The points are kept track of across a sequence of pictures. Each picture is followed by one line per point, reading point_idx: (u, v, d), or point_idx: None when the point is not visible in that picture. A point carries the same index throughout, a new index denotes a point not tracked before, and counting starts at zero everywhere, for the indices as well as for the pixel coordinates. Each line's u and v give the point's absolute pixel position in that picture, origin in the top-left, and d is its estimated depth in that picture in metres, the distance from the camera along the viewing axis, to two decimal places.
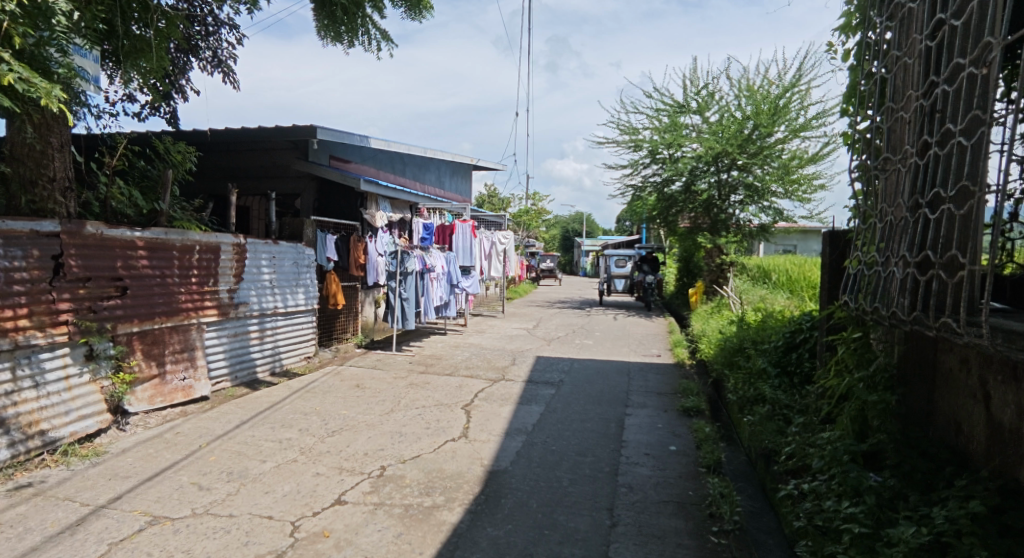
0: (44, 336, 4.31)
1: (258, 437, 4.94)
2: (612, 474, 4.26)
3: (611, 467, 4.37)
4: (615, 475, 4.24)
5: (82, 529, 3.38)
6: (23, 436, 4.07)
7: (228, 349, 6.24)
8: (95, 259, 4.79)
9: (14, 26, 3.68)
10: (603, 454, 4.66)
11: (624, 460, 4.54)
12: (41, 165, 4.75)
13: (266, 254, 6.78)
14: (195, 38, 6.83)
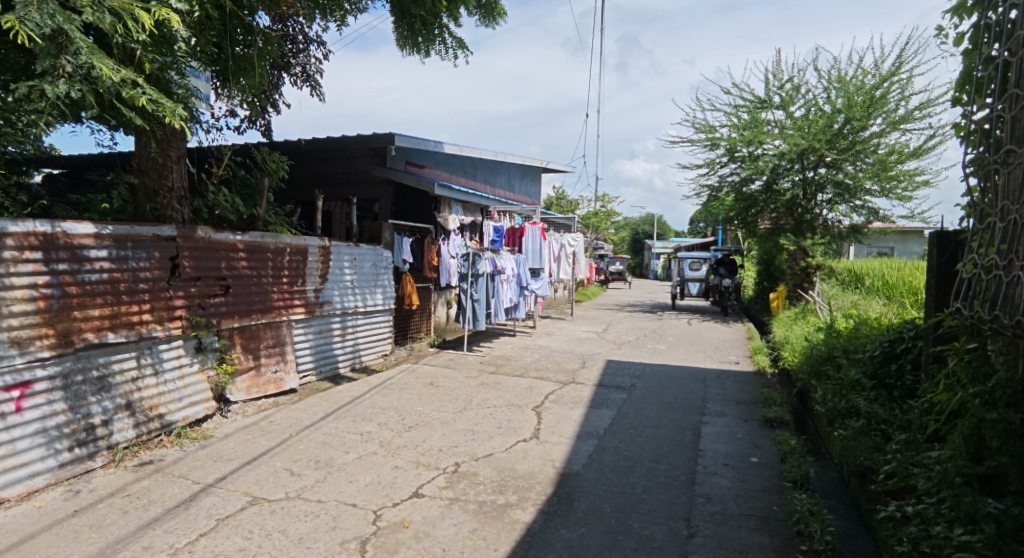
0: (163, 329, 4.79)
1: (342, 429, 5.24)
2: (689, 483, 4.17)
3: (687, 476, 4.29)
4: (692, 485, 4.15)
5: (194, 505, 3.74)
6: (145, 418, 4.56)
7: (314, 345, 6.64)
8: (204, 260, 5.25)
9: (145, 53, 4.19)
10: (678, 462, 4.57)
11: (701, 470, 4.42)
12: (162, 176, 5.29)
13: (348, 256, 7.15)
14: (288, 55, 7.32)
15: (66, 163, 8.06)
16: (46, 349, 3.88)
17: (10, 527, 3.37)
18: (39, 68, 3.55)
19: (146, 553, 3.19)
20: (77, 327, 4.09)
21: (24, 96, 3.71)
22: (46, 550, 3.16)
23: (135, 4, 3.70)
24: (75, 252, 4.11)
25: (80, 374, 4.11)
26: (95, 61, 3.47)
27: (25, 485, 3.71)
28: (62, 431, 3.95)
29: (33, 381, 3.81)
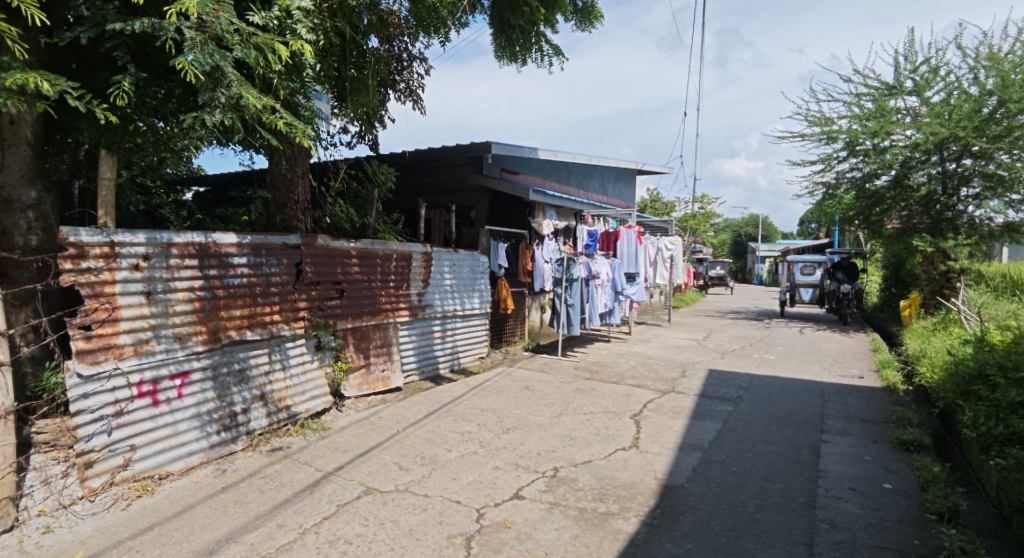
0: (289, 328, 5.25)
1: (443, 427, 5.47)
2: (809, 506, 3.92)
3: (807, 498, 4.03)
4: (813, 508, 3.89)
5: (318, 490, 4.08)
6: (276, 409, 5.02)
7: (416, 346, 6.96)
8: (323, 266, 5.70)
9: (282, 82, 4.69)
10: (795, 483, 4.30)
11: (823, 493, 4.13)
12: (290, 191, 5.83)
13: (448, 262, 7.41)
14: (393, 72, 7.73)
15: (210, 180, 9.08)
16: (200, 343, 4.44)
17: (174, 497, 3.87)
18: (200, 100, 4.11)
19: (279, 531, 3.53)
20: (222, 325, 4.62)
21: (189, 125, 4.30)
22: (201, 520, 3.60)
23: (276, 39, 4.15)
24: (221, 259, 4.65)
25: (225, 367, 4.63)
26: (246, 92, 3.94)
27: (184, 462, 4.25)
28: (211, 416, 4.47)
29: (190, 371, 4.37)
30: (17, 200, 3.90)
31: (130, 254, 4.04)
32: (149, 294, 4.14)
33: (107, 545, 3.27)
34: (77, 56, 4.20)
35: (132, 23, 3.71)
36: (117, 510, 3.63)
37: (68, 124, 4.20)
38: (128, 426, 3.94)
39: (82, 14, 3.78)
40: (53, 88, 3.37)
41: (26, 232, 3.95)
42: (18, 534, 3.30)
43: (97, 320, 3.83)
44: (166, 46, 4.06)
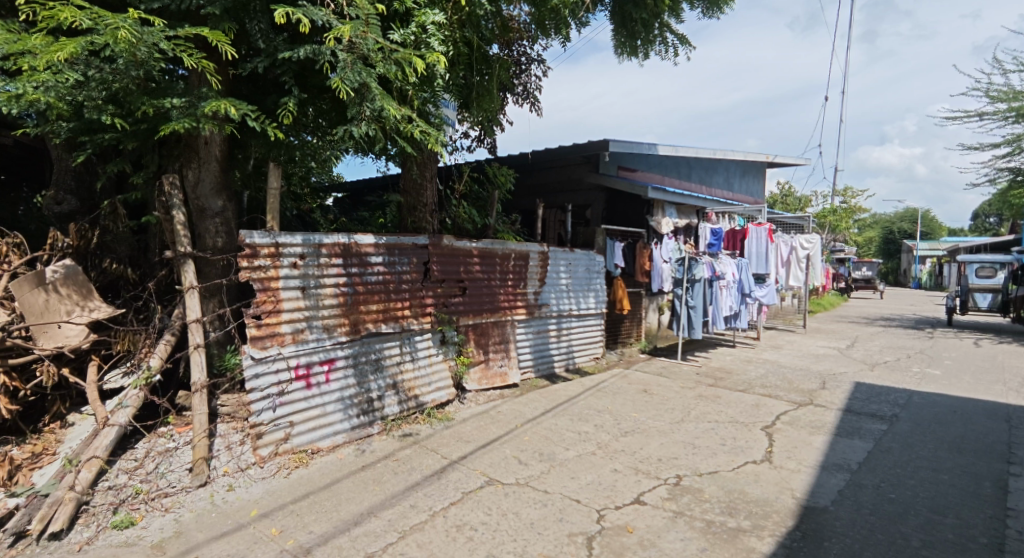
0: (417, 323, 5.60)
1: (560, 426, 5.54)
2: (994, 550, 3.46)
3: (990, 540, 3.56)
4: (1000, 552, 3.43)
5: (445, 476, 4.34)
6: (406, 397, 5.40)
7: (532, 344, 7.08)
8: (449, 265, 5.96)
9: (415, 92, 5.07)
10: (974, 520, 3.82)
11: (1011, 536, 3.62)
12: (419, 195, 6.22)
13: (564, 261, 7.44)
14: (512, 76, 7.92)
15: (348, 188, 9.97)
16: (343, 334, 4.91)
17: (324, 470, 4.34)
18: (349, 114, 4.57)
19: (412, 511, 3.81)
20: (362, 318, 5.07)
21: (340, 137, 4.81)
22: (346, 494, 4.00)
23: (414, 54, 4.50)
24: (361, 258, 5.10)
25: (364, 356, 5.08)
26: (388, 104, 4.33)
27: (331, 440, 4.74)
28: (353, 401, 4.93)
29: (335, 359, 4.86)
30: (208, 208, 4.59)
31: (290, 253, 4.59)
32: (304, 288, 4.67)
33: (274, 506, 3.77)
34: (251, 83, 4.87)
35: (297, 51, 4.26)
36: (281, 477, 4.16)
37: (244, 142, 4.87)
38: (288, 405, 4.49)
39: (259, 46, 4.39)
40: (237, 112, 3.96)
41: (215, 236, 4.64)
42: (208, 489, 3.90)
43: (265, 311, 4.42)
44: (322, 68, 4.58)
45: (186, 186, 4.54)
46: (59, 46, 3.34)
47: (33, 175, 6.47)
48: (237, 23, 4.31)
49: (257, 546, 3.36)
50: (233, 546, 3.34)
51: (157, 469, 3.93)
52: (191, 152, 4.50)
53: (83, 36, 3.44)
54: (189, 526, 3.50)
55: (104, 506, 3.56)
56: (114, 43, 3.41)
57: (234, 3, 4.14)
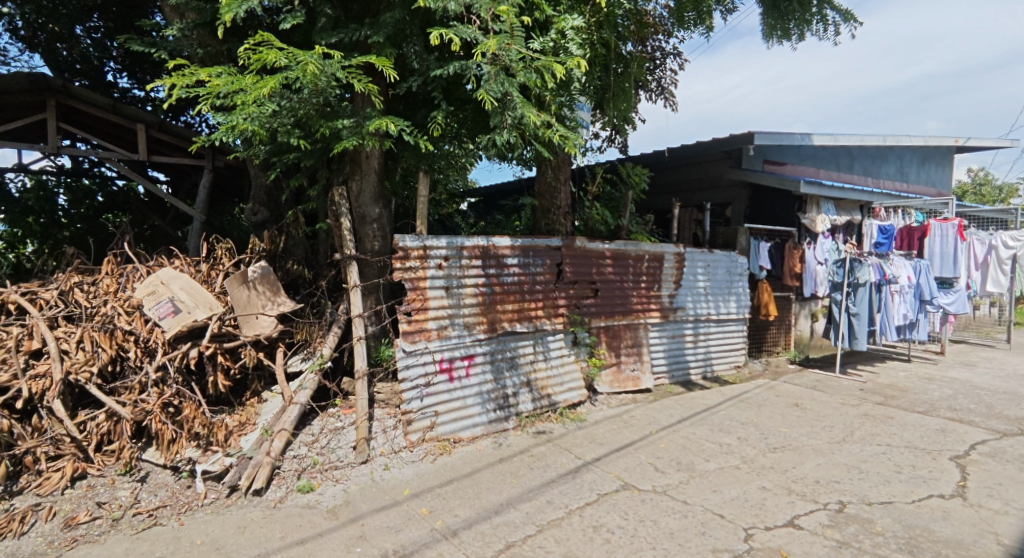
0: (550, 323, 5.71)
1: (699, 435, 5.34)
2: None
3: None
4: None
5: (580, 476, 4.41)
6: (539, 395, 5.54)
7: (666, 349, 6.85)
8: (581, 266, 6.00)
9: (551, 96, 5.24)
10: None
11: None
12: (553, 198, 6.34)
13: (702, 263, 7.12)
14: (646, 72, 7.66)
15: (483, 192, 10.40)
16: (481, 332, 5.19)
17: (466, 459, 4.63)
18: (492, 124, 4.87)
19: (549, 506, 3.94)
20: (499, 317, 5.32)
21: (483, 146, 5.14)
22: (486, 483, 4.24)
23: (553, 61, 4.67)
24: (498, 260, 5.34)
25: (500, 353, 5.32)
26: (528, 111, 4.54)
27: (471, 431, 5.03)
28: (491, 395, 5.20)
29: (474, 354, 5.15)
30: (367, 215, 5.11)
31: (436, 256, 4.96)
32: (448, 288, 5.02)
33: (423, 488, 4.13)
34: (405, 101, 5.37)
35: (447, 68, 4.66)
36: (427, 462, 4.53)
37: (398, 154, 5.37)
38: (434, 395, 4.85)
39: (414, 67, 4.87)
40: (396, 128, 4.44)
41: (373, 240, 5.16)
42: (369, 466, 4.37)
43: (414, 308, 4.81)
44: (468, 82, 4.96)
45: (350, 197, 5.08)
46: (264, 82, 3.95)
47: (234, 190, 7.66)
48: (396, 48, 4.83)
49: (411, 522, 3.70)
50: (391, 519, 3.72)
51: (329, 445, 4.48)
52: (355, 166, 5.04)
53: (280, 73, 4.06)
54: (355, 497, 3.98)
55: (291, 472, 4.15)
56: (303, 76, 4.00)
57: (395, 30, 4.67)
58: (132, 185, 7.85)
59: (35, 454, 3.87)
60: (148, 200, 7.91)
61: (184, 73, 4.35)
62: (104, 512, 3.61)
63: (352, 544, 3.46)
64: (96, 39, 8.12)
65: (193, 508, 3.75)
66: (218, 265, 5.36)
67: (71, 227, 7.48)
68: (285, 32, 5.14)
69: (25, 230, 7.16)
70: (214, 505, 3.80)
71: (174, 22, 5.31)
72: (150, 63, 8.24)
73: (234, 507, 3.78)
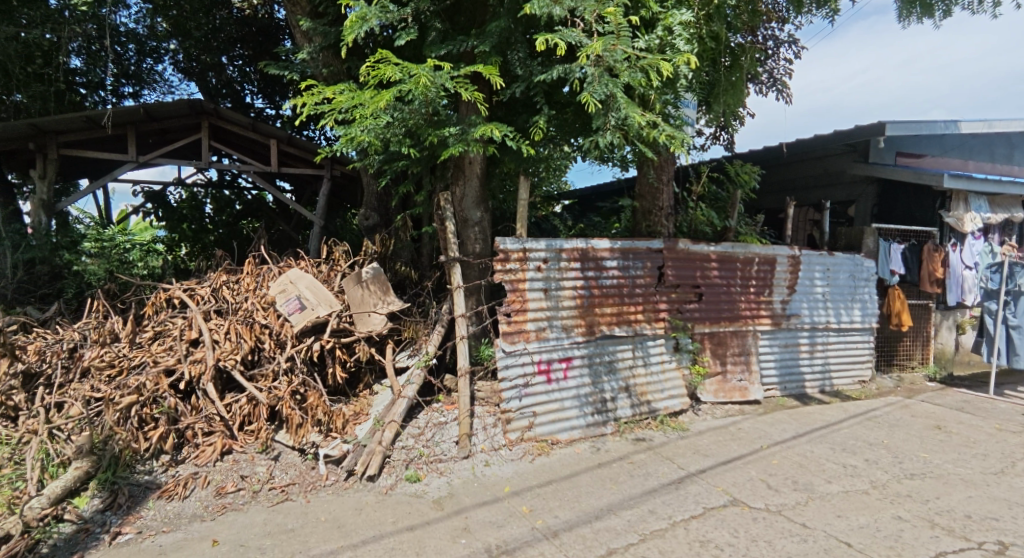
0: (651, 327, 5.57)
1: (818, 454, 4.94)
2: None
3: None
4: None
5: (684, 487, 4.27)
6: (638, 401, 5.41)
7: (778, 359, 6.39)
8: (684, 269, 5.78)
9: (655, 95, 5.15)
10: None
11: None
12: (655, 199, 6.18)
13: (820, 266, 6.60)
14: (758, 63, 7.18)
15: (578, 194, 10.27)
16: (579, 334, 5.18)
17: (564, 461, 4.65)
18: (594, 126, 4.87)
19: (652, 516, 3.85)
20: (597, 320, 5.28)
21: (584, 148, 5.16)
22: (585, 487, 4.24)
23: (659, 59, 4.60)
24: (598, 263, 5.30)
25: (598, 357, 5.28)
26: (632, 111, 4.52)
27: (569, 434, 5.04)
28: (588, 399, 5.17)
29: (572, 357, 5.15)
30: (470, 219, 5.29)
31: (536, 258, 5.03)
32: (547, 290, 5.07)
33: (523, 487, 4.21)
34: (507, 107, 5.51)
35: (550, 72, 4.74)
36: (526, 462, 4.61)
37: (500, 159, 5.52)
38: (532, 396, 4.92)
39: (518, 73, 5.00)
40: (500, 134, 4.58)
41: (475, 242, 5.34)
42: (471, 461, 4.54)
43: (514, 309, 4.92)
44: (571, 85, 5.01)
45: (453, 201, 5.29)
46: (380, 96, 4.26)
47: (349, 197, 8.26)
48: (501, 56, 5.00)
49: (513, 519, 3.79)
50: (494, 514, 3.84)
51: (433, 438, 4.70)
52: (459, 172, 5.25)
53: (395, 86, 4.34)
54: (459, 490, 4.16)
55: (400, 461, 4.43)
56: (416, 88, 4.26)
57: (500, 39, 4.84)
58: (263, 195, 8.72)
59: (193, 429, 4.39)
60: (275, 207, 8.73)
61: (312, 92, 4.77)
62: (247, 484, 4.07)
63: (457, 535, 3.60)
64: (239, 66, 9.20)
65: (317, 488, 4.13)
66: (336, 267, 5.80)
67: (215, 232, 8.45)
68: (398, 48, 5.49)
69: (180, 235, 8.27)
70: (335, 487, 4.15)
71: (303, 46, 5.83)
72: (280, 83, 9.11)
73: (351, 491, 4.10)
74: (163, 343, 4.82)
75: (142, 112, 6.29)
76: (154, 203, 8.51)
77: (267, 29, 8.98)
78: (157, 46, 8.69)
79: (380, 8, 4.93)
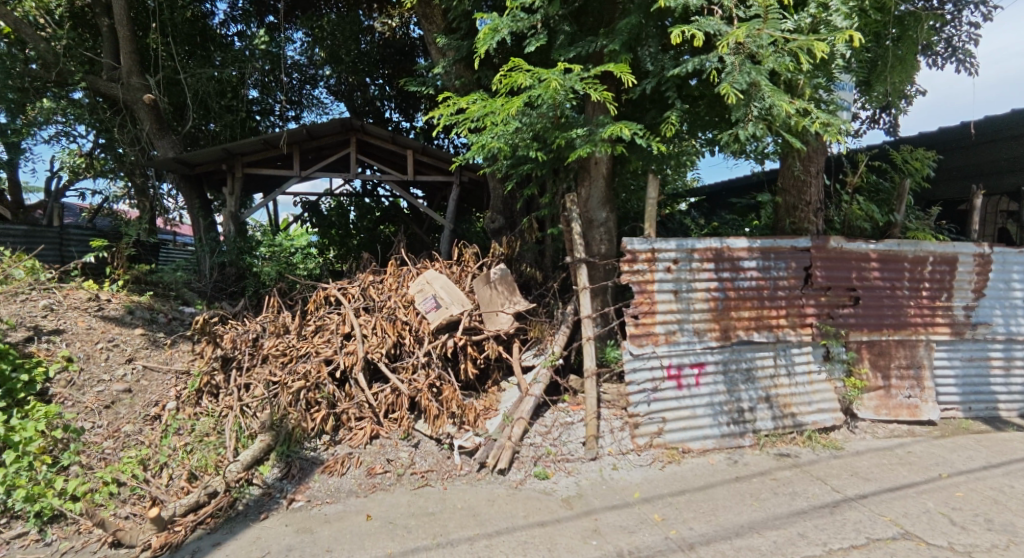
0: (796, 333, 5.09)
1: (1018, 490, 4.15)
2: None
3: None
4: None
5: (841, 512, 3.84)
6: (781, 414, 4.96)
7: (960, 375, 5.47)
8: (836, 270, 5.20)
9: (807, 81, 4.72)
10: None
11: None
12: (802, 193, 5.62)
13: (1019, 265, 5.59)
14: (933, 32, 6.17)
15: (708, 190, 9.59)
16: (713, 339, 4.90)
17: (697, 471, 4.43)
18: (734, 118, 4.58)
19: (802, 540, 3.53)
20: (733, 324, 4.95)
21: (722, 143, 4.87)
22: (722, 501, 4.00)
23: (812, 40, 4.19)
24: (733, 263, 4.98)
25: (734, 364, 4.95)
26: (779, 100, 4.19)
27: (702, 443, 4.77)
28: (723, 408, 4.86)
29: (705, 363, 4.89)
30: (595, 219, 5.27)
31: (665, 259, 4.86)
32: (677, 292, 4.87)
33: (655, 494, 4.10)
34: (637, 105, 5.40)
35: (684, 66, 4.55)
36: (656, 468, 4.47)
37: (627, 159, 5.42)
38: (661, 401, 4.76)
39: (648, 69, 4.86)
40: (630, 133, 4.51)
41: (601, 243, 5.30)
42: (598, 463, 4.53)
43: (642, 311, 4.79)
44: (708, 77, 4.78)
45: (579, 203, 5.30)
46: (512, 102, 4.40)
47: (475, 202, 8.72)
48: (631, 52, 4.90)
49: (644, 526, 3.71)
50: (625, 519, 3.79)
51: (561, 437, 4.76)
52: (584, 173, 5.25)
53: (525, 93, 4.46)
54: (588, 491, 4.17)
55: (528, 457, 4.56)
56: (546, 93, 4.35)
57: (630, 35, 4.75)
58: (398, 202, 9.49)
59: (347, 413, 4.89)
60: (410, 213, 9.38)
61: (448, 104, 5.08)
62: (393, 467, 4.47)
63: (588, 535, 3.62)
64: (380, 85, 10.00)
65: (452, 476, 4.40)
66: (467, 268, 6.12)
67: (357, 236, 9.35)
68: (527, 54, 5.65)
69: (329, 240, 9.24)
70: (469, 477, 4.39)
71: (438, 61, 6.22)
72: (414, 97, 9.81)
73: (484, 482, 4.32)
74: (323, 336, 5.46)
75: (306, 131, 7.15)
76: (309, 213, 9.62)
77: (403, 48, 9.76)
78: (315, 73, 9.81)
79: (511, 17, 5.09)
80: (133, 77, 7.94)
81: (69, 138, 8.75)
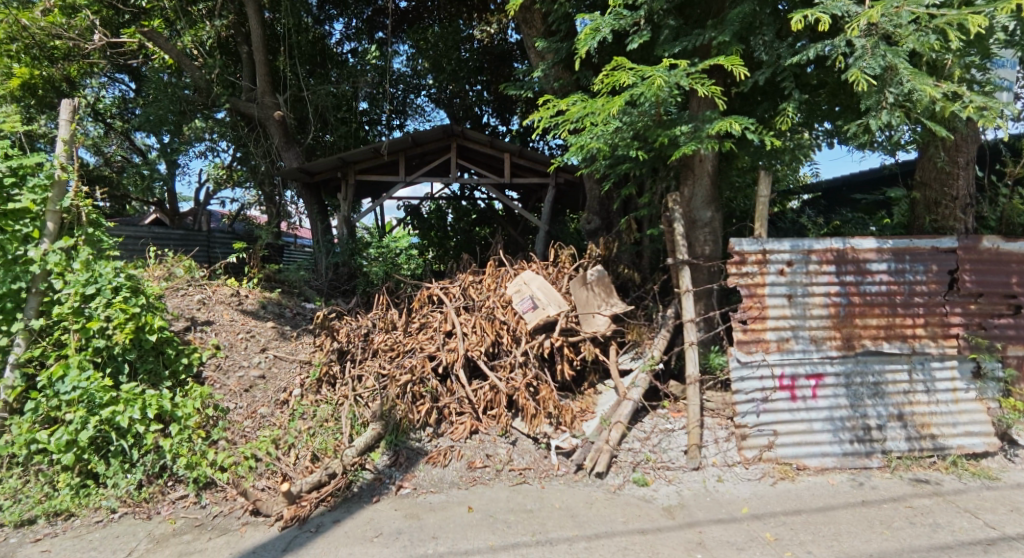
0: (937, 345, 4.49)
1: None
2: None
3: None
4: None
5: (996, 552, 3.34)
6: (918, 435, 4.40)
7: None
8: (989, 275, 4.60)
9: (957, 61, 4.16)
10: None
11: None
12: (946, 186, 4.95)
13: None
14: None
15: (825, 186, 8.50)
16: (834, 348, 4.48)
17: (814, 492, 4.06)
18: (863, 106, 4.15)
19: None
20: (858, 333, 4.48)
21: (849, 134, 4.44)
22: (846, 525, 3.64)
23: (966, 13, 3.64)
24: (859, 265, 4.53)
25: (859, 376, 4.47)
26: (922, 84, 3.72)
27: (820, 461, 4.37)
28: (845, 424, 4.42)
29: (824, 374, 4.48)
30: (699, 219, 5.04)
31: (778, 260, 4.53)
32: (792, 296, 4.51)
33: (765, 511, 3.84)
34: (749, 97, 5.08)
35: (804, 54, 4.19)
36: (766, 484, 4.17)
37: (735, 155, 5.12)
38: (772, 413, 4.44)
39: (762, 59, 4.54)
40: (740, 128, 4.26)
41: (704, 244, 5.06)
42: (701, 474, 4.31)
43: (751, 316, 4.49)
44: (832, 63, 4.37)
45: (682, 202, 5.09)
46: (613, 101, 4.29)
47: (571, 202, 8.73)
48: (743, 43, 4.60)
49: (755, 545, 3.48)
50: (733, 535, 3.58)
51: (660, 444, 4.62)
52: (688, 171, 5.04)
53: (627, 91, 4.33)
54: (690, 502, 4.00)
55: (627, 462, 4.47)
56: (649, 90, 4.20)
57: (742, 25, 4.46)
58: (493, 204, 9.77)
59: (449, 408, 5.09)
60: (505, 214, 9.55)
61: (547, 107, 5.08)
62: (492, 462, 4.59)
63: (692, 548, 3.47)
64: (478, 90, 10.33)
65: (550, 475, 4.45)
66: (564, 268, 6.11)
67: (453, 238, 9.70)
68: (629, 51, 5.52)
69: (429, 241, 9.68)
70: (566, 478, 4.41)
71: (537, 64, 6.26)
72: (510, 100, 10.05)
73: (581, 483, 4.31)
74: (427, 333, 5.73)
75: (412, 138, 7.53)
76: (410, 215, 9.98)
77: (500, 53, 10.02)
78: (418, 83, 10.29)
79: (613, 16, 4.99)
80: (267, 97, 8.84)
81: (214, 153, 9.95)
